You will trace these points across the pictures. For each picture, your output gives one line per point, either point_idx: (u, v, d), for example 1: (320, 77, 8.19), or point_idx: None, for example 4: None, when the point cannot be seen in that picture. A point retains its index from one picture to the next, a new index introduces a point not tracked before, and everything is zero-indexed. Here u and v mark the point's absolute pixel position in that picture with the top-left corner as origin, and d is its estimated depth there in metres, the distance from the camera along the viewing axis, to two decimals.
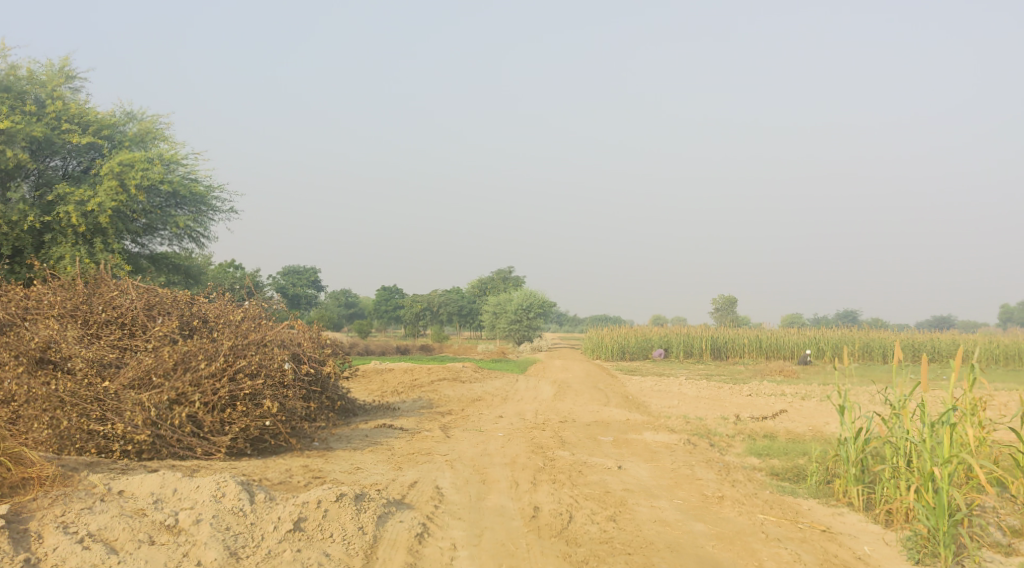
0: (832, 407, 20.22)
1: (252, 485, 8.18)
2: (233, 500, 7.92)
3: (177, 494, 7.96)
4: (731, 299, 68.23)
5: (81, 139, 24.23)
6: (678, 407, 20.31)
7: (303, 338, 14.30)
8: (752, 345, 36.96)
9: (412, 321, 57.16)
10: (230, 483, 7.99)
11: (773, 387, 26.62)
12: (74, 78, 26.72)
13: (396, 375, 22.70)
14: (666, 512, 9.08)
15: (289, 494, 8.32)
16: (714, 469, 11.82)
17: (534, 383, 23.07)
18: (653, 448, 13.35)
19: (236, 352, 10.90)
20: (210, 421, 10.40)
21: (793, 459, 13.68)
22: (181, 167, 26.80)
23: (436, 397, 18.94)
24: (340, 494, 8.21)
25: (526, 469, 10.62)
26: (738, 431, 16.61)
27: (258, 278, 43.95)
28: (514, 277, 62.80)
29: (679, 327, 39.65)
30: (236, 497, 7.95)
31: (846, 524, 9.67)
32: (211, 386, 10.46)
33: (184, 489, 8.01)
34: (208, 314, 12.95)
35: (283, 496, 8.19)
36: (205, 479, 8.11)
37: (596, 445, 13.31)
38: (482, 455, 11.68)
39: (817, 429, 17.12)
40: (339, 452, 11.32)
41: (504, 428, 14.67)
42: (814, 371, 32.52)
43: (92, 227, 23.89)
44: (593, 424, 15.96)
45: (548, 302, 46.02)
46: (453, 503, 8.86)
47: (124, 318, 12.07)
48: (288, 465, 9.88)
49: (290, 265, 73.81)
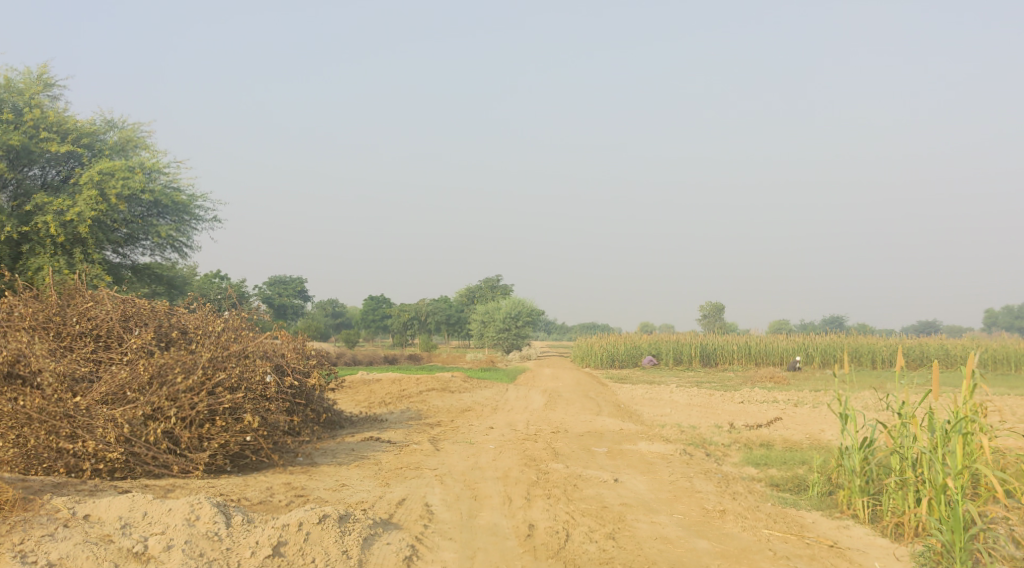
0: (826, 414, 19.88)
1: (229, 507, 7.72)
2: (208, 523, 7.47)
3: (148, 518, 7.48)
4: (719, 306, 67.96)
5: (59, 148, 23.71)
6: (671, 415, 19.92)
7: (286, 349, 13.84)
8: (742, 352, 36.65)
9: (399, 330, 56.61)
10: (205, 505, 7.53)
11: (764, 394, 26.28)
12: (52, 86, 26.21)
13: (383, 386, 22.24)
14: (667, 528, 8.66)
15: (268, 516, 7.86)
16: (713, 481, 11.43)
17: (524, 393, 22.65)
18: (650, 459, 12.94)
19: (215, 364, 10.44)
20: (187, 437, 9.92)
21: (792, 469, 13.29)
22: (163, 175, 26.32)
23: (424, 408, 18.48)
24: (324, 515, 7.75)
25: (519, 484, 10.19)
26: (734, 440, 16.22)
27: (242, 289, 43.38)
28: (501, 285, 62.38)
29: (668, 334, 39.32)
30: (211, 520, 7.50)
31: (854, 538, 9.29)
32: (188, 400, 10.00)
33: (155, 512, 7.54)
34: (187, 325, 12.49)
35: (262, 518, 7.74)
36: (177, 501, 7.65)
37: (590, 456, 12.89)
38: (473, 469, 11.24)
39: (813, 437, 16.76)
40: (323, 468, 10.86)
41: (495, 440, 14.24)
42: (805, 377, 32.21)
43: (71, 237, 23.36)
44: (585, 434, 15.54)
45: (537, 310, 45.64)
46: (444, 522, 8.42)
47: (99, 330, 11.62)
48: (269, 483, 9.42)
49: (276, 276, 73.24)
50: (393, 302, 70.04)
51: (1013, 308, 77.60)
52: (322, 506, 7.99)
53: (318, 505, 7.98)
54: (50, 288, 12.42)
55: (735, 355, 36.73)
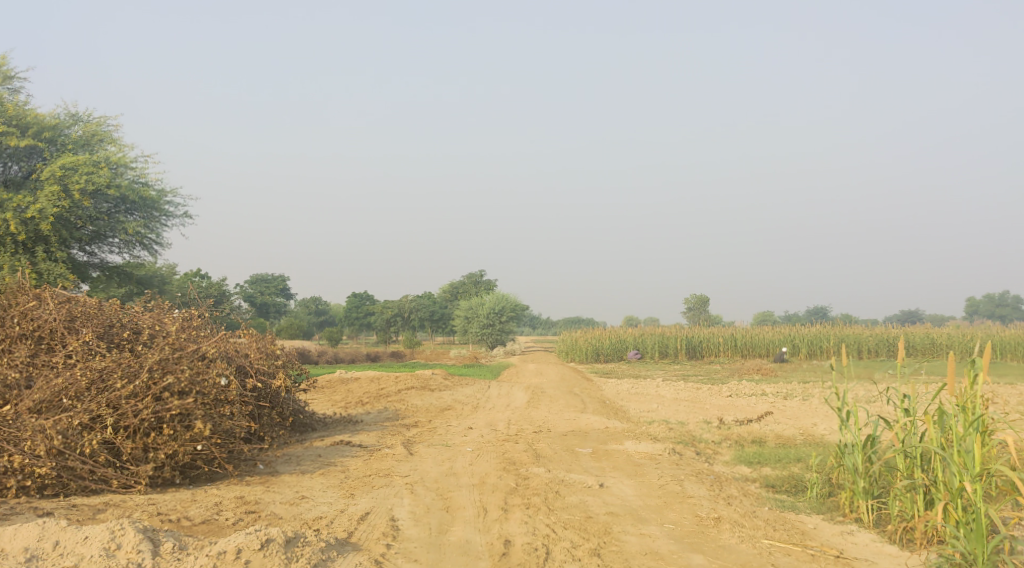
0: (818, 409, 19.20)
1: (157, 532, 6.84)
2: (130, 553, 6.60)
3: (60, 550, 6.61)
4: (703, 299, 67.39)
5: (20, 142, 22.71)
6: (658, 410, 19.15)
7: (249, 348, 12.98)
8: (728, 344, 35.99)
9: (382, 328, 55.59)
10: (127, 532, 6.66)
11: (752, 387, 25.65)
12: (12, 79, 25.21)
13: (360, 385, 21.35)
14: (658, 542, 7.86)
15: (204, 540, 6.99)
16: (705, 483, 10.63)
17: (506, 390, 21.82)
18: (637, 460, 12.12)
19: (164, 367, 9.63)
20: (130, 447, 9.08)
21: (787, 467, 12.53)
22: (130, 170, 25.34)
23: (402, 407, 17.61)
24: (267, 540, 6.89)
25: (496, 492, 9.36)
26: (724, 437, 15.46)
27: (221, 286, 42.38)
28: (485, 279, 61.60)
29: (653, 327, 38.57)
30: (134, 549, 6.64)
31: (861, 546, 8.49)
32: (132, 407, 9.19)
33: (69, 542, 6.67)
34: (141, 324, 11.66)
35: (195, 544, 6.87)
36: (97, 528, 6.78)
37: (574, 458, 12.07)
38: (447, 476, 10.40)
39: (807, 432, 16.03)
40: (284, 478, 10.00)
41: (473, 442, 13.42)
42: (792, 369, 31.58)
43: (33, 235, 22.33)
44: (569, 433, 14.72)
45: (521, 305, 44.84)
46: (410, 541, 7.57)
47: (42, 331, 10.79)
48: (219, 498, 8.54)
49: (257, 273, 72.28)
50: (376, 299, 69.04)
51: (994, 296, 77.33)
52: (267, 527, 7.13)
53: (262, 526, 7.11)
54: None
55: (720, 347, 36.04)
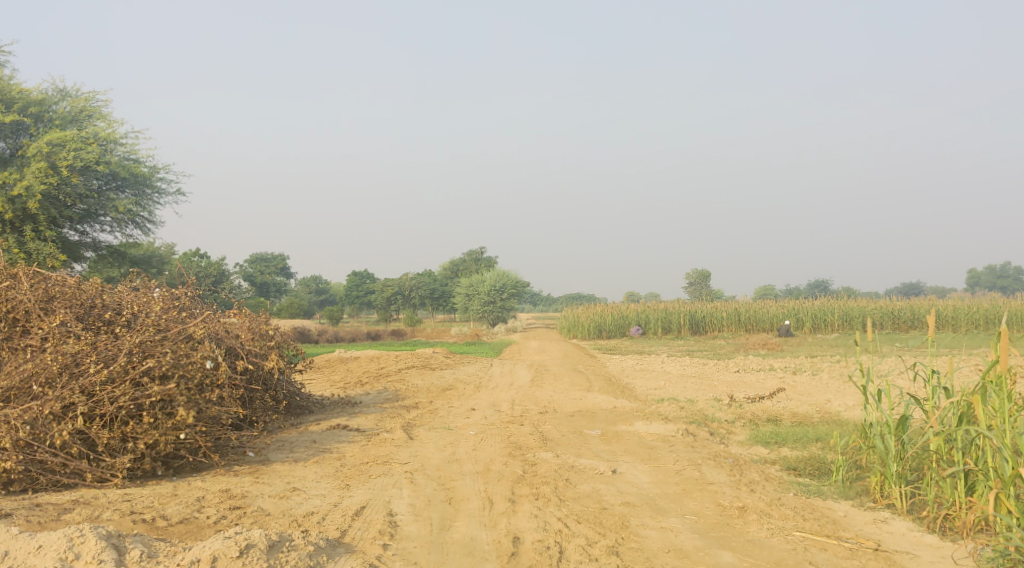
0: (831, 385, 18.55)
1: (122, 539, 6.19)
2: (90, 564, 5.95)
3: (12, 561, 5.96)
4: (705, 274, 66.73)
5: (5, 117, 21.82)
6: (665, 388, 18.53)
7: (240, 328, 12.31)
8: (731, 319, 35.35)
9: (383, 306, 54.82)
10: (87, 540, 6.00)
11: (759, 362, 25.03)
12: None
13: (359, 364, 20.71)
14: (681, 537, 7.22)
15: (178, 544, 6.34)
16: (724, 467, 9.95)
17: (509, 368, 21.17)
18: (649, 443, 11.45)
19: (144, 350, 9.04)
20: (106, 437, 8.44)
21: (807, 448, 11.89)
22: (120, 146, 24.60)
23: (402, 388, 16.95)
24: (246, 546, 6.24)
25: (502, 481, 8.71)
26: (737, 415, 14.81)
27: (221, 265, 41.65)
28: (485, 256, 60.89)
29: (656, 302, 37.80)
30: (95, 559, 5.99)
31: (898, 536, 7.80)
32: (107, 393, 8.57)
33: (20, 552, 6.02)
34: (125, 304, 11.03)
35: (166, 551, 6.21)
36: (54, 535, 6.13)
37: (583, 442, 11.40)
38: (449, 462, 9.73)
39: (822, 409, 15.40)
40: (275, 467, 9.34)
41: (477, 424, 12.75)
42: (798, 343, 30.97)
43: (21, 214, 21.58)
44: (576, 414, 14.07)
45: (522, 281, 44.12)
46: (409, 539, 6.92)
47: (15, 312, 10.21)
48: (203, 491, 7.87)
49: (257, 253, 71.64)
50: (376, 277, 68.43)
51: (995, 268, 76.64)
52: (249, 530, 6.49)
53: (242, 529, 6.48)
54: None
55: (723, 322, 35.39)
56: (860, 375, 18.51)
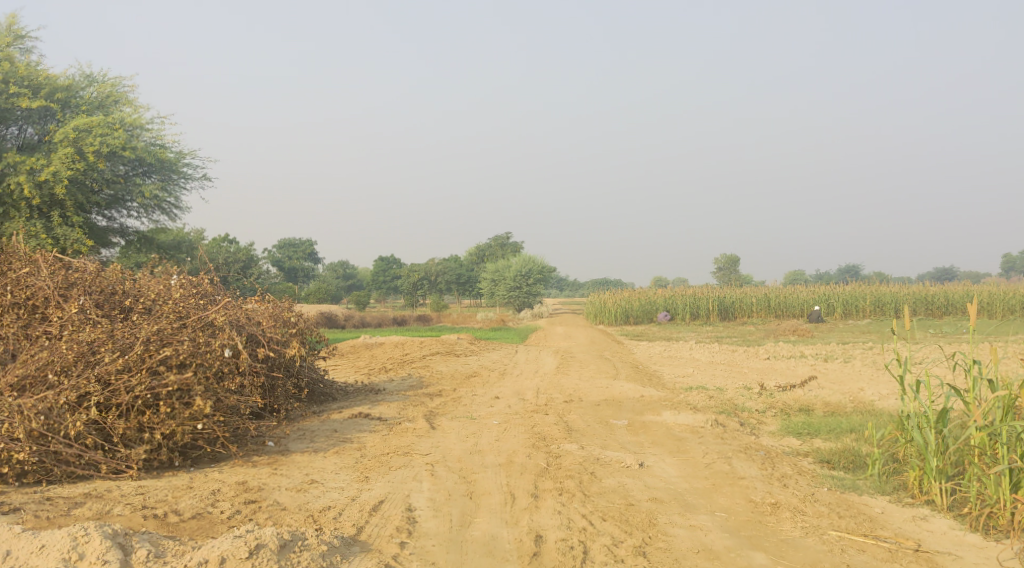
0: (863, 373, 18.15)
1: (128, 538, 6.04)
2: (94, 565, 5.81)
3: (14, 562, 5.82)
4: (734, 259, 66.07)
5: (32, 103, 21.71)
6: (694, 376, 18.21)
7: (262, 315, 12.14)
8: (761, 304, 34.87)
9: (410, 291, 54.73)
10: (91, 541, 5.85)
11: (790, 348, 24.62)
12: (23, 37, 24.24)
13: (385, 351, 20.54)
14: (711, 536, 6.96)
15: (187, 543, 6.18)
16: (755, 460, 9.65)
17: (535, 355, 20.92)
18: (678, 434, 11.17)
19: (162, 338, 8.88)
20: (122, 428, 8.28)
21: (840, 440, 11.56)
22: (147, 132, 24.52)
23: (426, 375, 16.74)
24: (256, 547, 6.07)
25: (525, 474, 8.47)
26: (768, 405, 14.48)
27: (248, 251, 41.68)
28: (512, 242, 60.60)
29: (684, 288, 37.36)
30: (100, 559, 5.84)
31: (938, 535, 7.48)
32: (124, 383, 8.41)
33: (23, 552, 5.87)
34: (145, 292, 10.90)
35: (174, 550, 6.05)
36: (59, 533, 5.98)
37: (609, 432, 11.14)
38: (472, 454, 9.50)
39: (856, 399, 15.02)
40: (295, 457, 9.15)
41: (501, 414, 12.51)
42: (829, 329, 30.47)
43: (48, 199, 21.53)
44: (602, 403, 13.80)
45: (549, 267, 43.82)
46: (427, 537, 6.71)
47: (35, 299, 10.14)
48: (219, 484, 7.69)
49: (285, 238, 71.81)
50: (403, 262, 68.38)
51: None
52: (260, 529, 6.32)
53: (253, 527, 6.31)
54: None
55: (753, 308, 34.91)
56: (896, 363, 18.08)
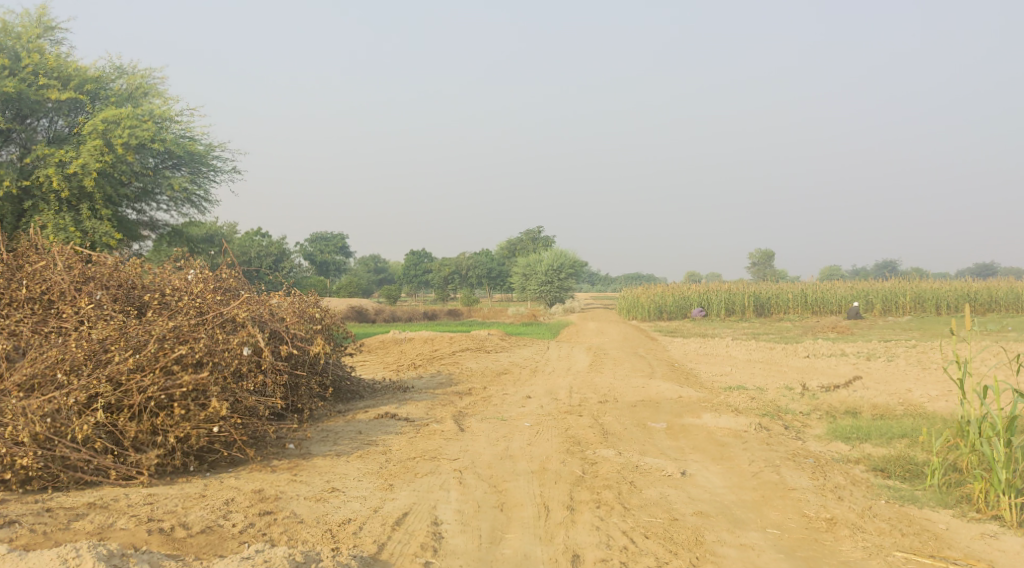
0: (909, 373, 17.42)
1: (126, 559, 5.63)
2: None
3: None
4: (769, 254, 65.01)
5: (62, 96, 21.23)
6: (732, 375, 17.55)
7: (286, 312, 11.69)
8: (797, 301, 34.03)
9: (440, 285, 54.34)
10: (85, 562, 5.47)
11: (829, 346, 23.89)
12: (53, 28, 23.87)
13: (414, 346, 20.08)
14: (764, 558, 6.41)
15: (192, 564, 5.78)
16: (805, 468, 9.02)
17: (567, 351, 20.36)
18: (720, 439, 10.56)
19: (178, 336, 8.46)
20: (134, 431, 7.85)
21: (893, 446, 10.90)
22: (176, 124, 24.22)
23: (456, 372, 16.24)
24: None
25: (560, 483, 7.94)
26: (813, 407, 13.82)
27: (278, 243, 41.42)
28: (544, 236, 60.02)
29: (718, 283, 36.59)
30: None
31: (1013, 555, 6.85)
32: (137, 382, 7.99)
33: None
34: (164, 287, 10.50)
35: None
36: (50, 553, 5.60)
37: (647, 436, 10.57)
38: (503, 460, 8.97)
39: (905, 400, 14.32)
40: (317, 461, 8.67)
41: (533, 415, 11.96)
42: (869, 326, 29.64)
43: (77, 192, 21.18)
44: (638, 404, 13.21)
45: (580, 262, 43.19)
46: (453, 556, 6.25)
47: (50, 293, 9.77)
48: (233, 492, 7.22)
49: (317, 232, 71.74)
50: (435, 256, 68.02)
51: None
52: (269, 549, 5.96)
53: (261, 548, 5.94)
54: (8, 249, 10.59)
55: (790, 304, 34.09)
56: (954, 365, 17.11)
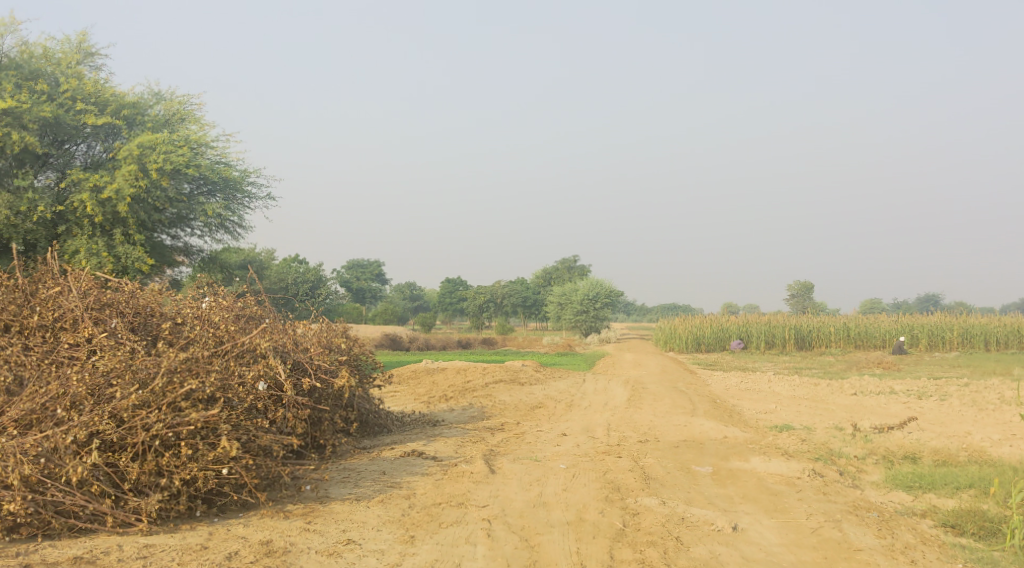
0: (967, 413, 16.42)
1: None
2: None
3: None
4: (808, 286, 63.73)
5: (99, 121, 20.87)
6: (777, 413, 16.65)
7: (311, 342, 11.03)
8: (840, 334, 32.90)
9: (475, 313, 54.01)
10: None
11: (877, 382, 22.86)
12: (92, 55, 23.65)
13: (446, 377, 19.40)
14: None
15: None
16: (869, 524, 8.21)
17: (603, 384, 19.57)
18: (772, 486, 9.77)
19: (189, 368, 7.83)
20: (136, 472, 7.26)
21: (960, 498, 10.03)
22: (211, 150, 23.90)
23: (488, 405, 15.51)
24: None
25: (599, 538, 7.24)
26: (868, 450, 12.91)
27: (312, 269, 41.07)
28: (579, 265, 59.25)
29: (757, 315, 35.56)
30: None
31: None
32: (141, 419, 7.38)
33: None
34: (184, 314, 9.90)
35: None
36: None
37: (692, 482, 9.79)
38: (536, 507, 8.27)
39: (966, 443, 13.38)
40: (334, 507, 7.99)
41: (569, 455, 11.21)
42: (917, 362, 28.48)
43: (112, 217, 20.69)
44: (681, 445, 12.40)
45: (617, 291, 42.35)
46: None
47: (63, 321, 9.23)
48: (238, 544, 6.60)
49: (352, 259, 71.60)
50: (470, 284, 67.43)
51: None
52: None
53: None
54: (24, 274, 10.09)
55: (832, 337, 32.95)
56: None
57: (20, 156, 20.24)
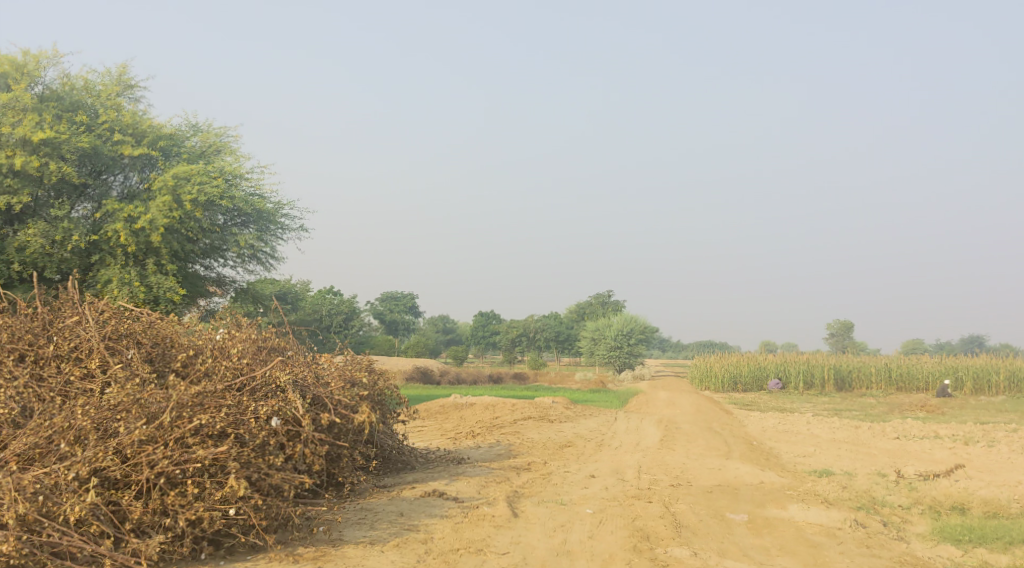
0: (1017, 461, 15.70)
1: None
2: None
3: None
4: (848, 324, 62.59)
5: (136, 152, 20.83)
6: (816, 457, 16.03)
7: (332, 375, 10.68)
8: (881, 375, 32.02)
9: (508, 347, 53.79)
10: None
11: (920, 426, 22.07)
12: (131, 89, 23.74)
13: (475, 413, 18.97)
14: None
15: None
16: None
17: (636, 423, 19.04)
18: (811, 537, 9.25)
19: (201, 403, 7.51)
20: (139, 511, 6.96)
21: (1012, 555, 9.43)
22: (245, 182, 23.85)
23: (515, 443, 15.06)
24: None
25: None
26: (913, 499, 12.29)
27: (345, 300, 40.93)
28: (614, 301, 58.68)
29: (795, 354, 34.81)
30: None
31: None
32: (147, 455, 7.08)
33: None
34: (203, 344, 9.60)
35: None
36: None
37: (726, 531, 9.30)
38: (559, 557, 7.85)
39: (1017, 494, 12.70)
40: (346, 550, 7.60)
41: (597, 499, 10.75)
42: (962, 405, 27.57)
43: (145, 246, 20.56)
44: (715, 490, 11.88)
45: (651, 327, 41.74)
46: None
47: (78, 351, 8.97)
48: None
49: (386, 291, 71.56)
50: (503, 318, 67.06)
51: None
52: None
53: None
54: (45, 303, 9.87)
55: (872, 379, 32.07)
56: None
57: (58, 186, 20.21)
